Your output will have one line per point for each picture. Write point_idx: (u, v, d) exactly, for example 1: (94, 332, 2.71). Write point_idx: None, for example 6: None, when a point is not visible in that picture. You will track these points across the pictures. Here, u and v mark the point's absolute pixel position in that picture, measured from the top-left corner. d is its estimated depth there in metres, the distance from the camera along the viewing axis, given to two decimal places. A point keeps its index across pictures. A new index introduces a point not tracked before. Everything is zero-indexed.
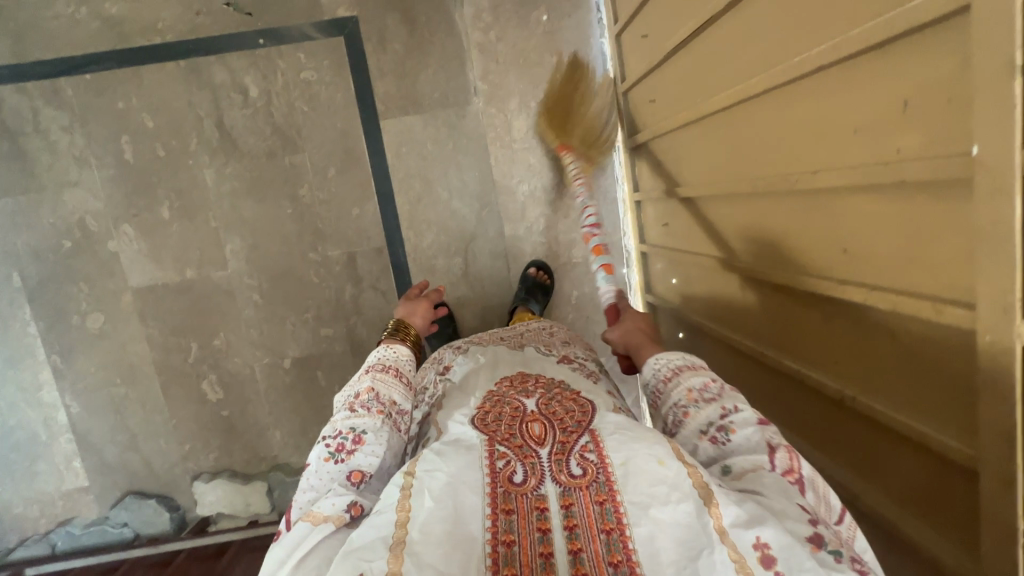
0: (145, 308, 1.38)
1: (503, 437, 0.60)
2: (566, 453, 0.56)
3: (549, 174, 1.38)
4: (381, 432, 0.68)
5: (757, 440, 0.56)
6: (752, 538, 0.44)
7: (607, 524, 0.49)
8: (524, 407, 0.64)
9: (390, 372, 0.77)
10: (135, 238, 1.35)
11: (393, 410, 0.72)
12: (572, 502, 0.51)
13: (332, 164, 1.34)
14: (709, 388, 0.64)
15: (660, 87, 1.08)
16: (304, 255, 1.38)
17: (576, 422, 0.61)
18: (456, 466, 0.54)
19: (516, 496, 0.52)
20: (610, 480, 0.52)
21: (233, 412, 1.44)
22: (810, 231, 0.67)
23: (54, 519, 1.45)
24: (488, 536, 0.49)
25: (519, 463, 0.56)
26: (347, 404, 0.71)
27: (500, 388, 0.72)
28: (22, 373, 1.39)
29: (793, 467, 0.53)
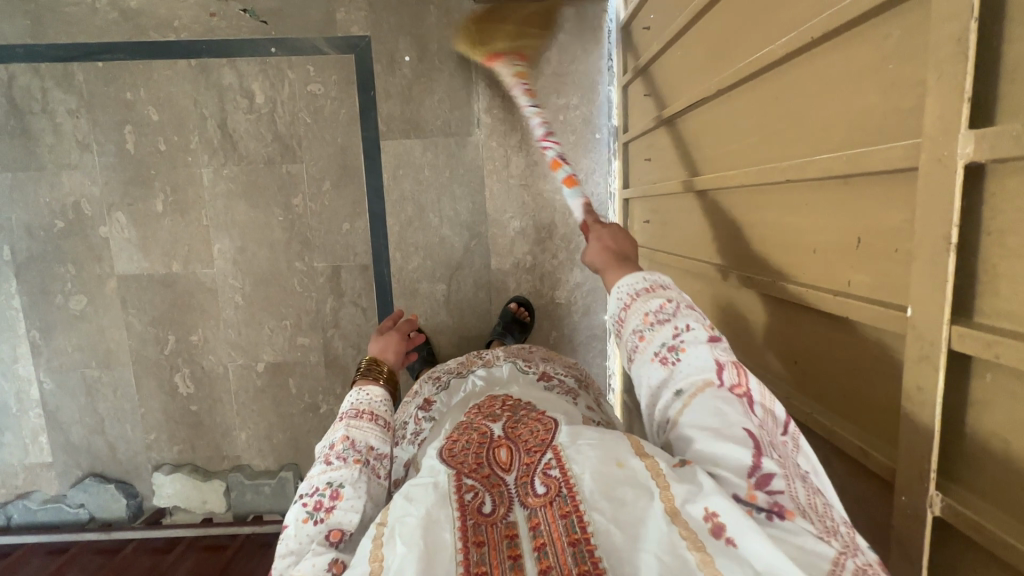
0: (128, 295, 1.39)
1: (469, 469, 0.55)
2: (531, 474, 0.53)
3: (542, 213, 1.38)
4: (359, 484, 0.65)
5: (707, 357, 0.53)
6: (703, 510, 0.41)
7: (574, 535, 0.44)
8: (490, 432, 0.62)
9: (367, 418, 0.75)
10: (126, 227, 1.36)
11: (371, 455, 0.70)
12: (539, 523, 0.48)
13: (328, 178, 1.35)
14: (665, 309, 0.59)
15: (657, 146, 1.07)
16: (289, 264, 1.39)
17: (540, 440, 0.57)
18: (428, 510, 0.48)
19: (485, 527, 0.48)
20: (572, 490, 0.48)
21: (202, 407, 1.45)
22: (771, 332, 0.67)
23: (14, 491, 1.46)
24: (461, 574, 0.43)
25: (487, 495, 0.52)
26: (322, 457, 0.69)
27: (468, 417, 0.69)
28: (1, 345, 1.41)
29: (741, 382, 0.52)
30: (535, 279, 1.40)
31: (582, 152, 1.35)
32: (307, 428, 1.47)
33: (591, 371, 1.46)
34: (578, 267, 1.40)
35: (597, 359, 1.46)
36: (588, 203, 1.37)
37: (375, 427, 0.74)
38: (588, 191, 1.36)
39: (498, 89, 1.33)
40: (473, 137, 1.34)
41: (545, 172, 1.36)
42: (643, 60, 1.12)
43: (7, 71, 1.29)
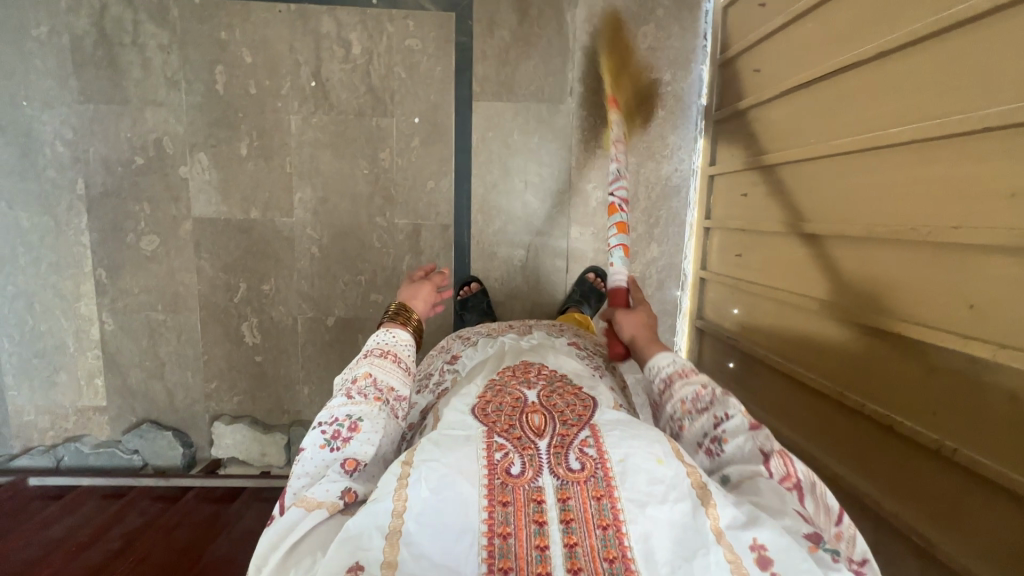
0: (202, 238, 1.37)
1: (502, 428, 0.58)
2: (565, 446, 0.56)
3: (623, 184, 1.40)
4: (378, 420, 0.65)
5: (749, 449, 0.59)
6: (749, 539, 0.46)
7: (605, 520, 0.49)
8: (524, 398, 0.63)
9: (390, 358, 0.73)
10: (208, 168, 1.34)
11: (391, 397, 0.68)
12: (569, 496, 0.51)
13: (417, 134, 1.35)
14: (701, 397, 0.66)
15: (765, 120, 1.11)
16: (370, 218, 1.38)
17: (577, 415, 0.60)
18: (449, 457, 0.53)
19: (513, 488, 0.52)
20: (607, 475, 0.53)
21: (266, 359, 1.43)
22: (926, 283, 0.70)
23: (63, 434, 1.42)
24: (484, 528, 0.49)
25: (517, 455, 0.55)
26: (345, 389, 0.67)
27: (502, 377, 0.70)
28: (64, 281, 1.37)
29: (789, 473, 0.56)
30: (612, 251, 1.42)
31: (669, 127, 1.37)
32: None
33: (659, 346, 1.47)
34: (655, 242, 1.42)
35: (666, 334, 1.47)
36: (671, 179, 1.39)
37: (399, 368, 0.72)
38: (672, 166, 1.39)
39: (593, 59, 1.34)
40: (564, 105, 1.36)
41: (631, 145, 1.38)
42: (752, 36, 1.15)
43: (100, 1, 1.27)
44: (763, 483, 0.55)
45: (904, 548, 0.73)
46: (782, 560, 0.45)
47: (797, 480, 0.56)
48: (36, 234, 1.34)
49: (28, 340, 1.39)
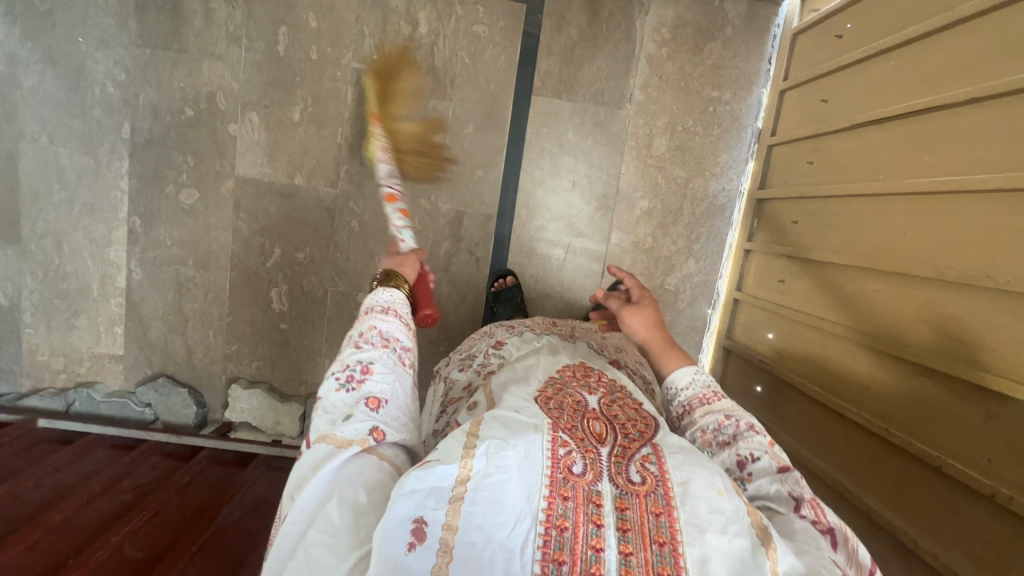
0: (242, 199, 1.35)
1: (563, 425, 0.51)
2: (626, 457, 0.48)
3: (670, 197, 1.40)
4: (390, 366, 0.58)
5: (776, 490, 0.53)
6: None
7: (662, 536, 0.42)
8: (585, 402, 0.56)
9: (392, 314, 0.65)
10: (258, 128, 1.32)
11: (399, 344, 0.61)
12: (627, 507, 0.44)
13: (472, 121, 1.35)
14: (723, 428, 0.60)
15: (827, 151, 1.12)
16: (414, 200, 1.37)
17: (639, 431, 0.52)
18: (516, 439, 0.46)
19: (573, 484, 0.45)
20: (669, 493, 0.44)
21: (291, 327, 1.41)
22: (999, 331, 0.71)
23: (75, 378, 1.40)
24: (541, 517, 0.42)
25: (580, 455, 0.47)
26: (350, 341, 0.60)
27: (562, 376, 0.64)
28: (96, 224, 1.34)
29: (823, 519, 0.50)
30: (649, 261, 1.42)
31: (722, 146, 1.38)
32: None
33: None
34: (694, 257, 1.42)
35: (691, 351, 1.47)
36: (718, 197, 1.40)
37: (399, 324, 0.65)
38: (720, 185, 1.39)
39: (657, 69, 1.35)
40: (622, 110, 1.36)
41: (683, 159, 1.38)
42: (825, 65, 1.16)
43: None
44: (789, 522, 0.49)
45: None
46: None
47: (828, 526, 0.50)
48: (74, 173, 1.32)
49: (52, 279, 1.36)
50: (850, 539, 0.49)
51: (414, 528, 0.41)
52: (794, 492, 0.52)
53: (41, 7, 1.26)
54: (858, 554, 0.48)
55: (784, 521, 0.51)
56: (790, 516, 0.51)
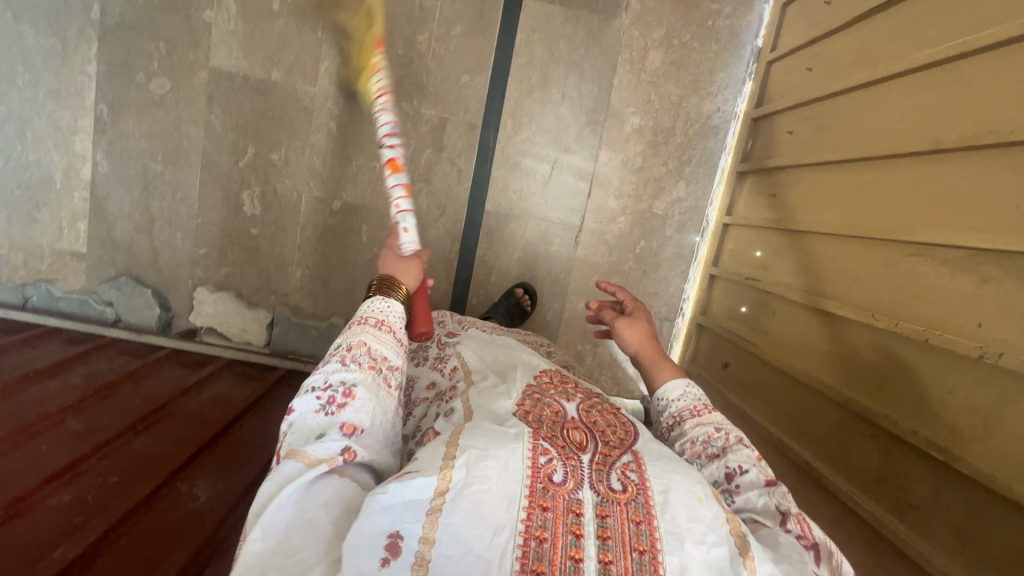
0: (216, 92, 1.29)
1: (544, 434, 0.51)
2: (606, 466, 0.49)
3: (662, 115, 1.34)
4: (375, 392, 0.55)
5: (764, 505, 0.53)
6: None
7: (641, 545, 0.42)
8: (564, 413, 0.56)
9: (384, 330, 0.62)
10: (235, 18, 1.26)
11: (385, 366, 0.58)
12: (607, 515, 0.45)
13: (460, 23, 1.29)
14: (712, 441, 0.60)
15: (827, 54, 1.07)
16: (396, 104, 1.31)
17: (619, 438, 0.53)
18: (499, 449, 0.46)
19: (552, 493, 0.45)
20: (649, 502, 0.45)
21: (262, 233, 1.36)
22: (996, 190, 0.66)
23: (35, 275, 1.34)
24: (521, 528, 0.42)
25: (559, 463, 0.48)
26: (334, 354, 0.56)
27: (540, 382, 0.62)
28: (61, 111, 1.28)
29: (807, 535, 0.50)
30: (638, 182, 1.37)
31: (720, 63, 1.32)
32: (367, 282, 1.38)
33: (668, 291, 1.42)
34: (684, 181, 1.37)
35: (677, 281, 1.42)
36: (712, 118, 1.34)
37: (393, 341, 0.62)
38: (715, 105, 1.34)
39: None
40: (617, 20, 1.30)
41: (678, 75, 1.33)
42: None
43: None
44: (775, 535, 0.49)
45: (923, 470, 0.71)
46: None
47: (813, 542, 0.50)
48: (39, 55, 1.25)
49: (12, 168, 1.30)
50: (839, 558, 0.49)
51: (389, 542, 0.41)
52: (782, 507, 0.52)
53: None
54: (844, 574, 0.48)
55: (766, 531, 0.51)
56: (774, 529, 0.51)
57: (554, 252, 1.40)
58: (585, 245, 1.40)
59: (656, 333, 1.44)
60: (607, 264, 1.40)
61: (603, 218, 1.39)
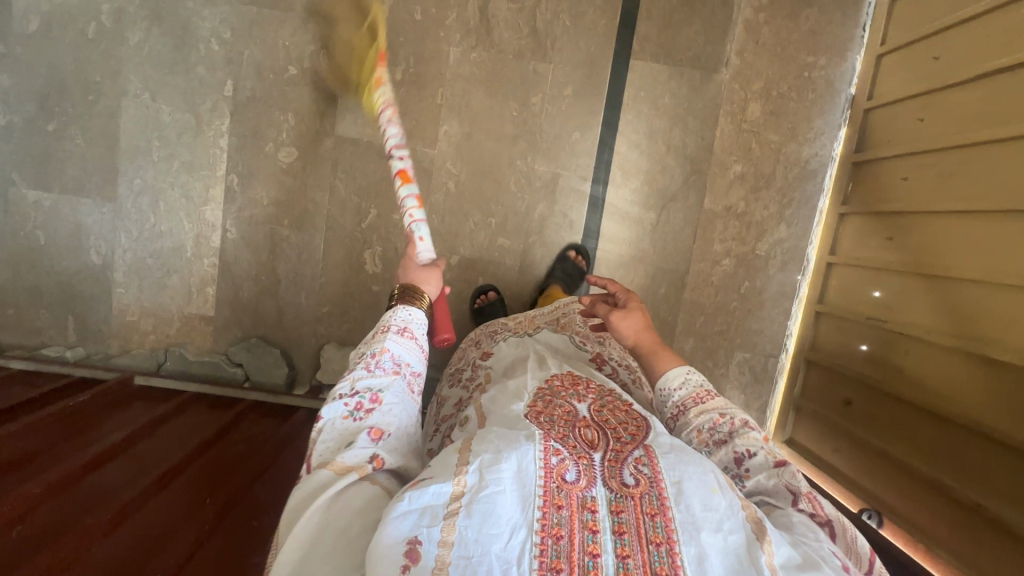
0: (341, 158, 1.35)
1: (557, 436, 0.58)
2: (620, 462, 0.56)
3: (763, 162, 1.41)
4: (397, 398, 0.69)
5: (774, 485, 0.64)
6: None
7: (657, 537, 0.49)
8: (576, 413, 0.65)
9: (407, 335, 0.78)
10: (359, 88, 1.33)
11: (408, 372, 0.73)
12: (622, 510, 0.51)
13: (571, 84, 1.36)
14: (718, 428, 0.70)
15: (940, 108, 1.14)
16: (511, 161, 1.37)
17: (630, 433, 0.61)
18: (506, 454, 0.53)
19: (566, 493, 0.52)
20: (662, 494, 0.52)
21: (383, 290, 1.40)
22: None
23: (165, 339, 1.39)
24: (537, 526, 0.48)
25: (572, 463, 0.55)
26: (363, 362, 0.71)
27: (551, 386, 0.73)
28: (193, 182, 1.34)
29: (818, 511, 0.61)
30: (741, 227, 1.43)
31: (817, 111, 1.39)
32: None
33: (770, 329, 1.48)
34: (785, 223, 1.43)
35: (780, 319, 1.47)
36: (810, 163, 1.41)
37: (415, 347, 0.77)
38: (813, 150, 1.41)
39: (753, 35, 1.37)
40: (719, 75, 1.38)
41: (776, 124, 1.40)
42: (934, 25, 1.18)
43: None
44: (788, 517, 0.60)
45: None
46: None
47: (826, 517, 0.61)
48: (174, 130, 1.32)
49: (146, 238, 1.36)
50: (848, 530, 0.60)
51: (407, 549, 0.45)
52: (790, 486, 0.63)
53: None
54: (856, 544, 0.59)
55: (781, 513, 0.62)
56: (788, 508, 0.62)
57: (661, 296, 1.45)
58: (691, 287, 1.45)
59: (762, 369, 1.49)
60: (713, 304, 1.46)
61: (708, 261, 1.44)
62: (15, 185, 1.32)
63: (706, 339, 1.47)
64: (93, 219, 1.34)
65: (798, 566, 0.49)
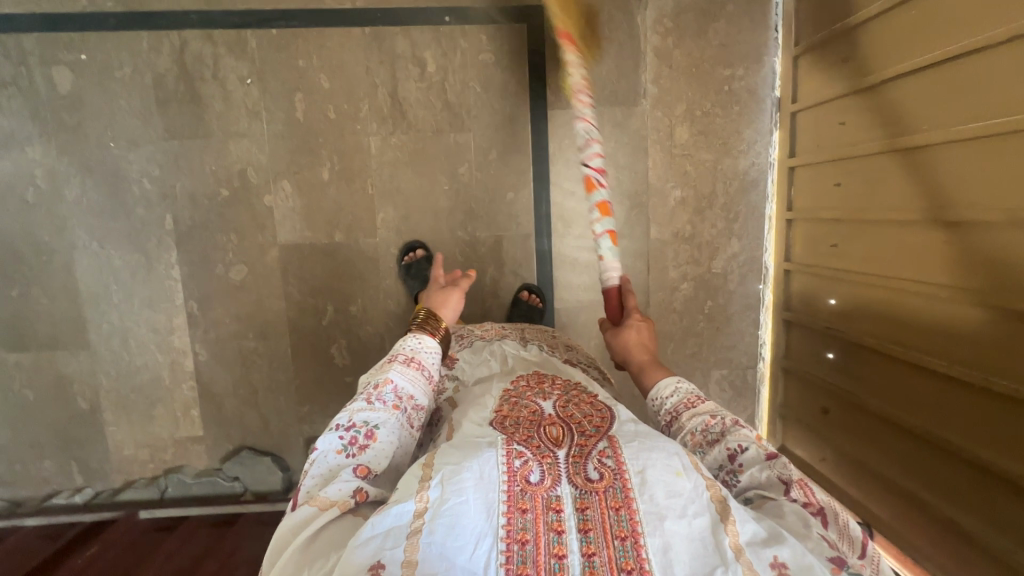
0: (289, 265, 1.38)
1: (520, 437, 0.61)
2: (583, 457, 0.58)
3: (703, 181, 1.40)
4: (393, 432, 0.69)
5: (767, 477, 0.61)
6: (770, 557, 0.48)
7: (622, 531, 0.50)
8: (541, 411, 0.68)
9: (414, 366, 0.79)
10: (291, 195, 1.36)
11: (410, 406, 0.74)
12: (587, 506, 0.53)
13: (495, 147, 1.36)
14: (710, 428, 0.68)
15: (856, 111, 1.12)
16: (452, 233, 1.39)
17: (595, 427, 0.63)
18: (470, 462, 0.56)
19: (531, 495, 0.54)
20: (626, 487, 0.54)
21: (356, 379, 1.44)
22: None
23: (163, 465, 1.45)
24: (502, 533, 0.50)
25: (536, 464, 0.57)
26: (366, 396, 0.72)
27: (517, 388, 0.75)
28: (157, 315, 1.39)
29: (811, 500, 0.58)
30: (693, 249, 1.43)
31: (745, 122, 1.37)
32: None
33: (742, 343, 1.47)
34: (735, 237, 1.42)
35: (749, 330, 1.47)
36: (748, 173, 1.40)
37: (420, 378, 0.78)
38: (749, 161, 1.39)
39: (666, 60, 1.35)
40: (639, 107, 1.36)
41: (708, 142, 1.38)
42: (839, 25, 1.15)
43: (179, 38, 1.28)
44: (780, 506, 0.57)
45: None
46: None
47: (818, 506, 0.58)
48: (128, 271, 1.37)
49: (125, 376, 1.41)
50: (838, 514, 0.57)
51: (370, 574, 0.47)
52: (784, 479, 0.60)
53: (69, 119, 1.30)
54: (848, 529, 0.56)
55: (773, 503, 0.58)
56: (781, 499, 0.58)
57: None
58: (655, 317, 1.45)
59: (742, 382, 1.49)
60: (681, 329, 1.46)
61: (667, 289, 1.44)
62: None
63: (680, 364, 1.48)
64: (72, 368, 1.40)
65: (763, 542, 0.50)
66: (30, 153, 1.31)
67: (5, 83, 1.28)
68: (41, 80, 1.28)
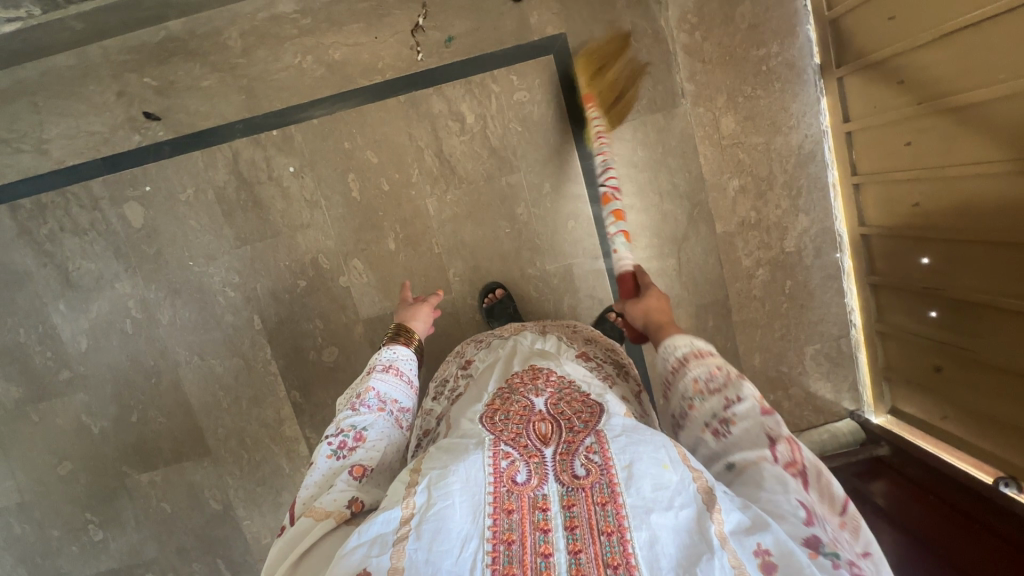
0: (376, 337, 1.43)
1: (508, 437, 0.62)
2: (571, 453, 0.59)
3: (759, 165, 1.39)
4: (379, 432, 0.77)
5: (757, 434, 0.62)
6: (754, 545, 0.49)
7: (609, 526, 0.51)
8: (532, 406, 0.67)
9: (393, 372, 0.88)
10: (364, 271, 1.40)
11: (393, 407, 0.83)
12: (574, 503, 0.54)
13: (547, 180, 1.38)
14: (714, 378, 0.69)
15: (915, 67, 1.09)
16: (523, 272, 1.41)
17: (583, 422, 0.63)
18: (456, 465, 0.57)
19: (518, 495, 0.55)
20: (612, 481, 0.55)
21: None
22: None
23: None
24: (490, 534, 0.52)
25: (523, 463, 0.59)
26: (353, 405, 0.81)
27: (511, 383, 0.74)
28: (265, 411, 1.46)
29: (795, 459, 0.59)
30: (761, 234, 1.42)
31: (790, 97, 1.36)
32: None
33: (829, 313, 1.46)
34: (802, 213, 1.41)
35: (835, 299, 1.46)
36: (803, 146, 1.38)
37: (401, 382, 0.87)
38: (801, 134, 1.37)
39: (697, 56, 1.34)
40: (679, 108, 1.35)
41: (755, 125, 1.37)
42: None
43: (231, 149, 1.34)
44: (761, 467, 0.59)
45: None
46: (783, 562, 0.48)
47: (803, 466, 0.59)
48: (231, 375, 1.44)
49: (248, 472, 1.49)
50: (822, 473, 0.59)
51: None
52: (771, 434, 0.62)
53: (149, 249, 1.37)
54: (830, 489, 0.58)
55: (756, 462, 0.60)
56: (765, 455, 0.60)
57: (712, 329, 1.46)
58: (737, 307, 1.45)
59: (837, 352, 1.48)
60: (766, 314, 1.45)
61: (743, 278, 1.43)
62: (129, 475, 1.47)
63: (771, 348, 1.47)
64: (200, 475, 1.48)
65: (747, 529, 0.51)
66: (121, 289, 1.38)
67: (86, 230, 1.35)
68: (117, 219, 1.35)
